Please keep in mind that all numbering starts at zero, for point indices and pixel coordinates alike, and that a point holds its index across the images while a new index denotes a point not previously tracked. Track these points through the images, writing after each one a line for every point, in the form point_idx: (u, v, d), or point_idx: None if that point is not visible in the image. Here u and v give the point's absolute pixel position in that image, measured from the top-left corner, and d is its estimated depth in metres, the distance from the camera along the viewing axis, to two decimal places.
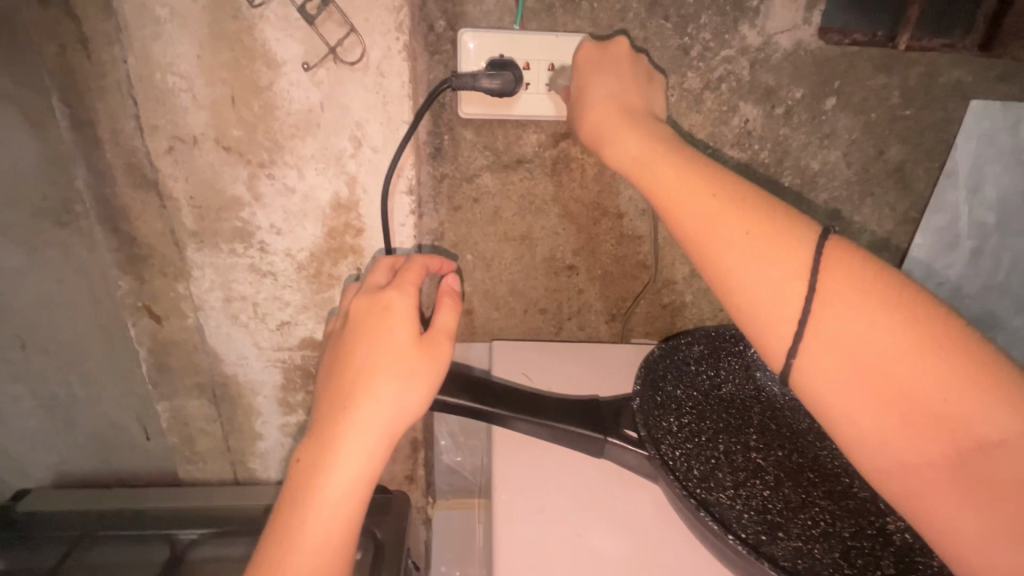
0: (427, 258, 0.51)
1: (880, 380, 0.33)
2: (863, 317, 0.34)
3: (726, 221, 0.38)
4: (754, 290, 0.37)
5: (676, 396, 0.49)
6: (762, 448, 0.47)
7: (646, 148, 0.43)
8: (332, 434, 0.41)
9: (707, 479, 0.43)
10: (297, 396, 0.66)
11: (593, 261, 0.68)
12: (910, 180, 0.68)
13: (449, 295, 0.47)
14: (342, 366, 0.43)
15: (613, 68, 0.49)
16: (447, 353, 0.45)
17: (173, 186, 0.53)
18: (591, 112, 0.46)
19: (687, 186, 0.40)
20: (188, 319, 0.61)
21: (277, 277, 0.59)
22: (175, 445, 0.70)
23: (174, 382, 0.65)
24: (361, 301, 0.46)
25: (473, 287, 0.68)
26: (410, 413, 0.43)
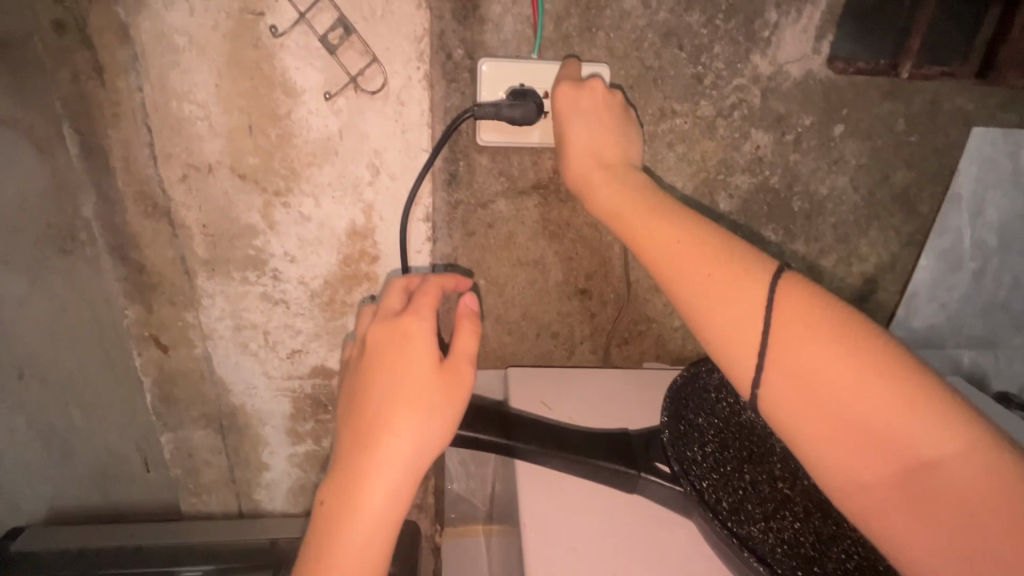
0: (443, 279, 0.49)
1: (824, 402, 0.33)
2: (809, 340, 0.34)
3: (693, 265, 0.38)
4: (721, 333, 0.36)
5: (699, 423, 0.49)
6: (789, 477, 0.46)
7: (625, 197, 0.44)
8: (356, 474, 0.39)
9: (737, 511, 0.43)
10: (307, 425, 0.65)
11: (606, 284, 0.68)
12: (914, 204, 0.69)
13: (468, 316, 0.46)
14: (361, 400, 0.42)
15: (586, 114, 0.48)
16: (468, 382, 0.44)
17: (186, 214, 0.52)
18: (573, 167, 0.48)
19: (651, 230, 0.41)
20: (196, 349, 0.59)
21: (289, 304, 0.58)
22: (177, 477, 0.68)
23: (179, 412, 0.63)
24: (378, 328, 0.45)
25: (485, 312, 0.68)
26: (433, 448, 0.41)
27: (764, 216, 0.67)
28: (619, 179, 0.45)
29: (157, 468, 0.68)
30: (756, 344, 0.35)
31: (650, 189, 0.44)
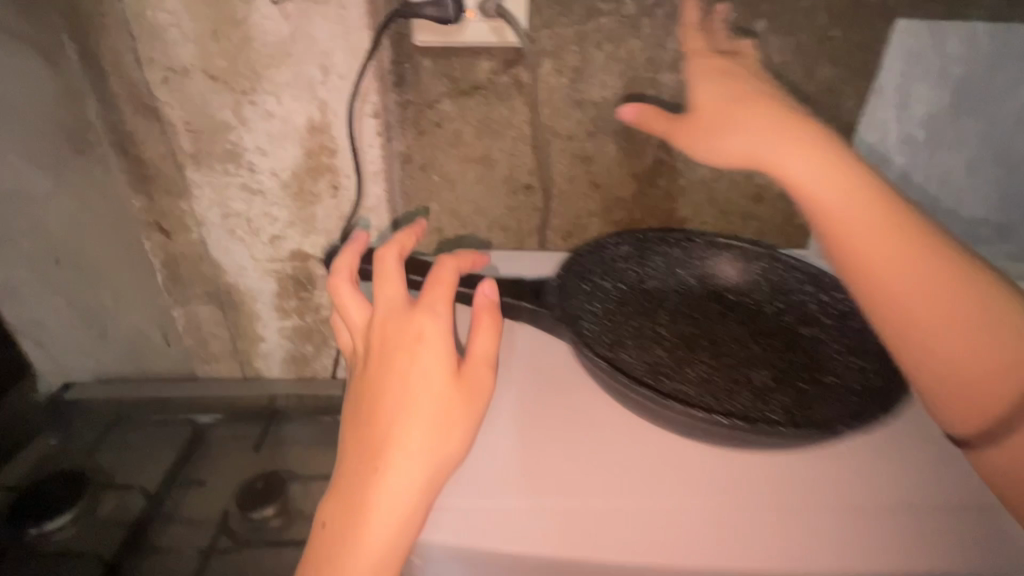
0: (458, 261, 0.51)
1: (971, 362, 0.45)
2: (981, 316, 0.46)
3: (890, 254, 0.47)
4: (897, 303, 0.47)
5: (603, 286, 0.59)
6: (669, 325, 0.56)
7: (828, 173, 0.48)
8: (365, 494, 0.41)
9: (612, 345, 0.53)
10: (292, 302, 0.77)
11: (547, 181, 0.75)
12: (840, 100, 0.73)
13: (485, 311, 0.47)
14: (371, 422, 0.43)
15: (727, 83, 0.51)
16: (483, 390, 0.45)
17: (170, 113, 0.62)
18: (683, 132, 0.51)
19: (878, 230, 0.47)
20: (193, 233, 0.71)
21: (265, 194, 0.68)
22: (190, 348, 0.82)
23: (186, 288, 0.76)
24: (390, 324, 0.46)
25: (441, 206, 0.77)
26: (447, 464, 0.43)
27: None
28: (814, 150, 0.48)
29: (174, 341, 0.81)
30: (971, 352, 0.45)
31: (844, 164, 0.48)
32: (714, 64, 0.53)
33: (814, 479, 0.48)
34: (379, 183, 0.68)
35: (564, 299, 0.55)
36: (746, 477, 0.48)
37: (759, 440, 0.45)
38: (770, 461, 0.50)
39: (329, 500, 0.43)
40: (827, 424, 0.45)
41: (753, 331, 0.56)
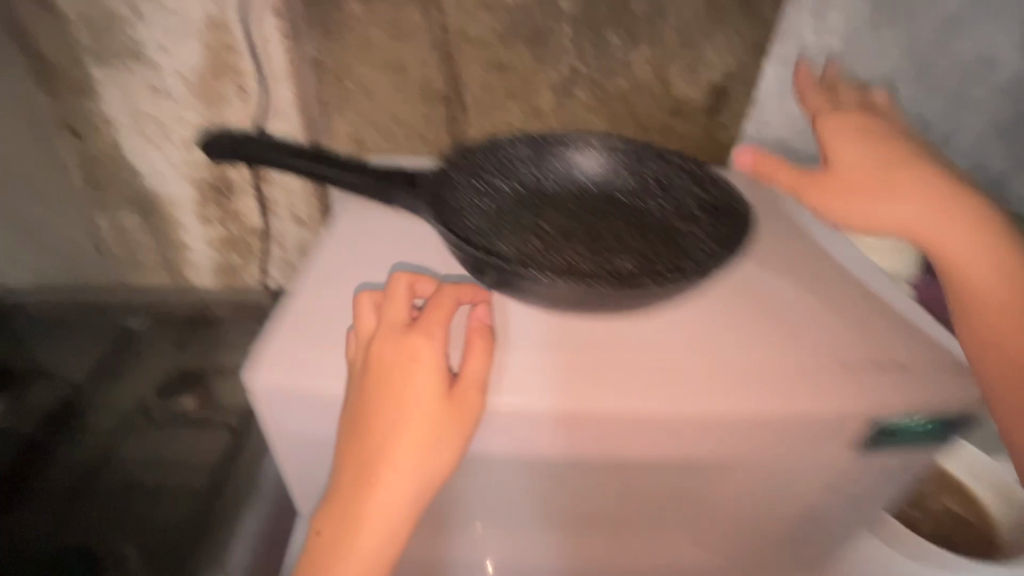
0: (461, 288, 0.47)
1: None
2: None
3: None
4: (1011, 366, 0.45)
5: (496, 184, 0.60)
6: (554, 222, 0.59)
7: (982, 238, 0.46)
8: (345, 540, 0.39)
9: (491, 236, 0.56)
10: (213, 209, 0.78)
11: (462, 89, 0.76)
12: (755, 8, 0.72)
13: (480, 333, 0.44)
14: (358, 461, 0.40)
15: (866, 142, 0.48)
16: (469, 422, 0.41)
17: (65, 5, 0.62)
18: (823, 185, 0.48)
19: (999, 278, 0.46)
20: (105, 136, 0.71)
21: (172, 96, 0.68)
22: (121, 258, 0.83)
23: (107, 195, 0.77)
24: (383, 342, 0.42)
25: (358, 115, 0.76)
26: (422, 497, 0.40)
27: (607, 19, 0.71)
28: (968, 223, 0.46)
29: (105, 251, 0.82)
30: None
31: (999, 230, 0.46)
32: (852, 120, 0.51)
33: (709, 331, 0.49)
34: (285, 87, 0.69)
35: (445, 191, 0.56)
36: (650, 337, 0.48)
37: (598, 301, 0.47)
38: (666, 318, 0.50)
39: (312, 534, 0.41)
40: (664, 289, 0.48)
41: (630, 229, 0.59)
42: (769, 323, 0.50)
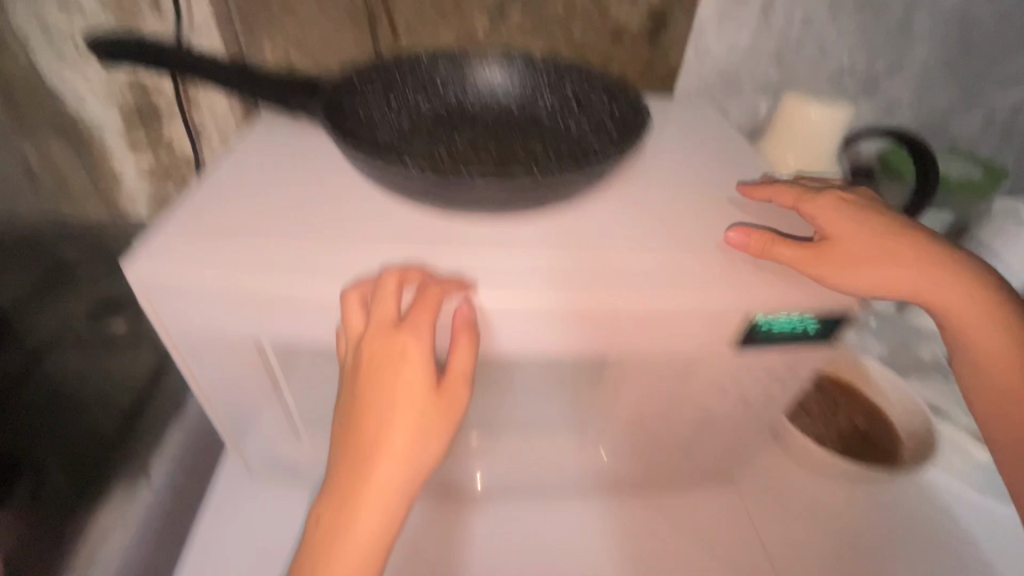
0: (437, 279, 0.44)
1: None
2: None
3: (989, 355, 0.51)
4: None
5: (412, 100, 0.60)
6: (468, 136, 0.59)
7: (958, 287, 0.49)
8: (339, 531, 0.41)
9: (398, 143, 0.55)
10: (141, 136, 0.76)
11: (392, 11, 0.73)
12: None
13: (465, 330, 0.43)
14: (357, 452, 0.41)
15: (854, 216, 0.48)
16: (457, 415, 0.43)
17: None
18: (831, 257, 0.46)
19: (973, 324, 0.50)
20: (22, 58, 0.70)
21: (84, 13, 0.66)
22: (54, 188, 0.82)
23: (32, 121, 0.75)
24: (374, 339, 0.42)
25: (285, 38, 0.73)
26: (412, 484, 0.42)
27: None
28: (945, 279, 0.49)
29: (37, 180, 0.81)
30: None
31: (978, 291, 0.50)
32: (833, 195, 0.51)
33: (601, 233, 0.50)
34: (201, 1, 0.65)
35: (349, 101, 0.56)
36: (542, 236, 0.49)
37: (485, 196, 0.48)
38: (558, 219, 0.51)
39: (310, 523, 0.42)
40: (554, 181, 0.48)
41: (549, 143, 0.58)
42: (652, 227, 0.51)
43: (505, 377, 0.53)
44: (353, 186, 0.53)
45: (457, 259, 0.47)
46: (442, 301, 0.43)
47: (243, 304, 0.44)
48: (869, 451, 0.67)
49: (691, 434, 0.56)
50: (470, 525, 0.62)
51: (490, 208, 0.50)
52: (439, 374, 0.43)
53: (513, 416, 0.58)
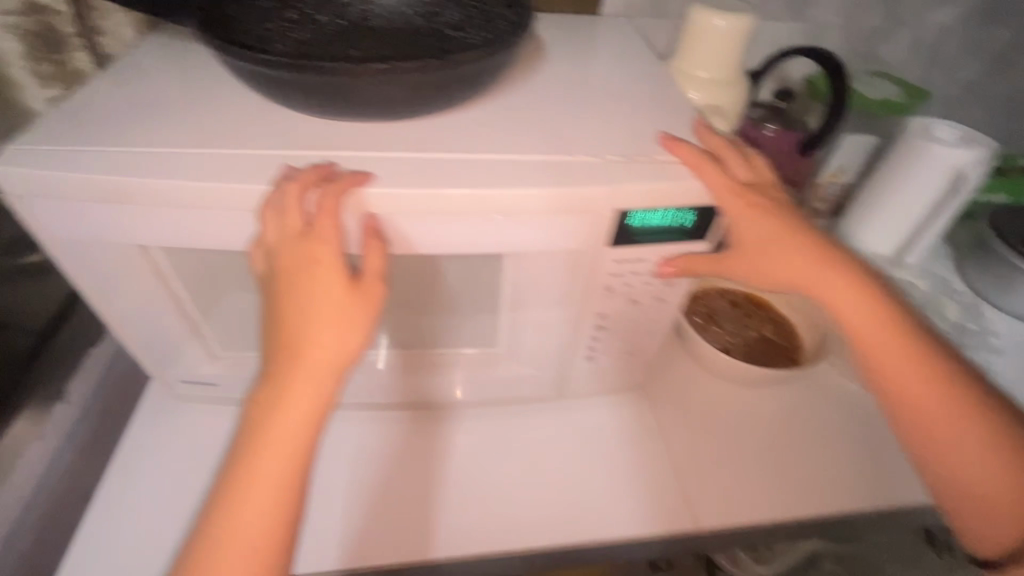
0: (337, 174, 0.43)
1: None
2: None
3: (895, 354, 0.47)
4: (969, 482, 0.45)
5: (318, 19, 0.59)
6: (368, 48, 0.57)
7: (843, 281, 0.48)
8: (266, 430, 0.39)
9: (290, 50, 0.54)
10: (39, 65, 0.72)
11: None
12: None
13: (374, 237, 0.43)
14: (280, 350, 0.41)
15: (770, 212, 0.48)
16: (375, 310, 0.43)
17: None
18: (736, 266, 0.49)
19: (857, 308, 0.48)
20: None
21: None
22: None
23: None
24: (284, 244, 0.42)
25: None
26: (341, 373, 0.41)
27: None
28: (849, 292, 0.48)
29: None
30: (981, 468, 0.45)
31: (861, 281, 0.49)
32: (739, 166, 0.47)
33: (488, 134, 0.48)
34: None
35: (247, 18, 0.56)
36: (422, 138, 0.47)
37: (345, 94, 0.45)
38: (443, 117, 0.50)
39: (240, 428, 0.41)
40: (416, 80, 0.45)
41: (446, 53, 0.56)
42: (539, 122, 0.50)
43: (431, 282, 0.56)
44: (237, 93, 0.52)
45: (349, 153, 0.45)
46: (343, 202, 0.42)
47: (130, 212, 0.45)
48: (774, 357, 0.71)
49: (592, 343, 0.58)
50: (398, 433, 0.67)
51: (359, 110, 0.47)
52: (355, 275, 0.43)
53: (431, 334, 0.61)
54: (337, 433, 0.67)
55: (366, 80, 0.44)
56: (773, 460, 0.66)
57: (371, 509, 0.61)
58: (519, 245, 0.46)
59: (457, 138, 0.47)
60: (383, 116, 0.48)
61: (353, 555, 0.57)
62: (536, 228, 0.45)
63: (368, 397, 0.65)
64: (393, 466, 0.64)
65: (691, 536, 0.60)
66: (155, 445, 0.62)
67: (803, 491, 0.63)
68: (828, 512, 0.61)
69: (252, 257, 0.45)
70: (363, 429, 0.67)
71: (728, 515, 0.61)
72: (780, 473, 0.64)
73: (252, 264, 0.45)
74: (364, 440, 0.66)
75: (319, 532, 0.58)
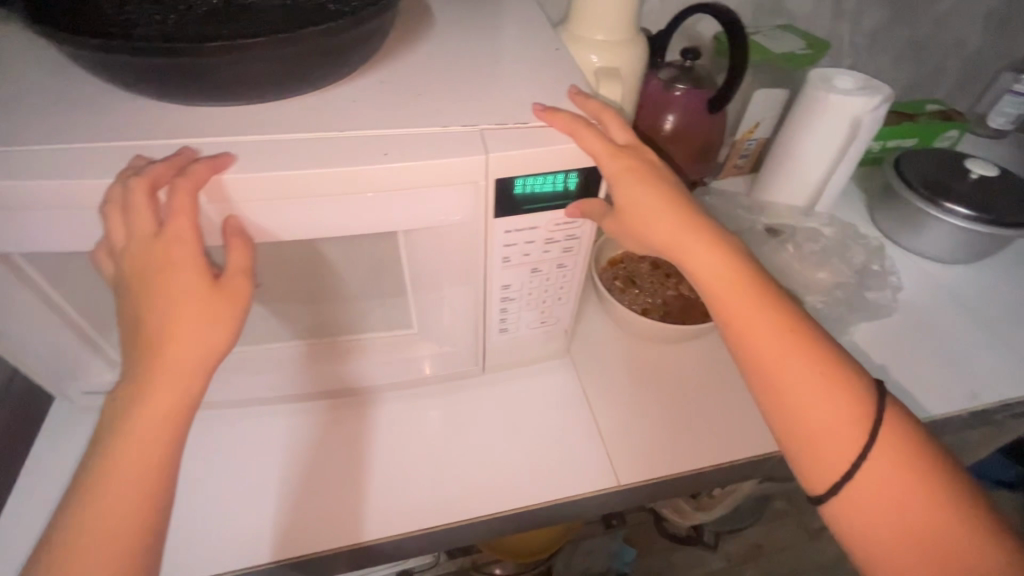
0: (187, 167, 0.41)
1: (891, 504, 0.41)
2: (903, 467, 0.42)
3: (753, 316, 0.46)
4: (812, 427, 0.44)
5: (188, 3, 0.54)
6: (235, 26, 0.51)
7: (715, 249, 0.47)
8: (128, 420, 0.40)
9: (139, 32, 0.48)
10: None
11: None
12: None
13: (235, 236, 0.43)
14: (142, 344, 0.41)
15: (644, 177, 0.47)
16: (241, 307, 0.44)
17: None
18: (619, 221, 0.50)
19: (725, 276, 0.47)
20: None
21: None
22: None
23: None
24: (138, 248, 0.41)
25: None
26: (208, 364, 0.42)
27: None
28: (715, 247, 0.48)
29: None
30: (826, 420, 0.43)
31: (731, 250, 0.48)
32: (620, 127, 0.48)
33: (360, 114, 0.46)
34: None
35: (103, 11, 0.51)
36: (294, 124, 0.45)
37: (192, 77, 0.42)
38: (317, 97, 0.48)
39: (102, 422, 0.41)
40: (271, 59, 0.42)
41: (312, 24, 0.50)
42: (416, 95, 0.48)
43: (345, 263, 0.56)
44: (95, 80, 0.48)
45: (212, 138, 0.44)
46: (198, 197, 0.41)
47: None
48: (688, 312, 0.74)
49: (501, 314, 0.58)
50: (319, 422, 0.66)
51: (214, 94, 0.44)
52: (218, 274, 0.44)
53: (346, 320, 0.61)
54: (260, 428, 0.65)
55: (212, 63, 0.41)
56: (693, 414, 0.68)
57: (295, 498, 0.60)
58: (395, 222, 0.45)
59: (332, 117, 0.46)
60: (248, 98, 0.45)
61: (274, 546, 0.57)
62: (413, 207, 0.44)
63: (281, 390, 0.63)
64: (317, 455, 0.63)
65: (612, 493, 0.62)
66: (64, 462, 0.60)
67: (703, 437, 0.66)
68: (743, 458, 0.65)
69: (101, 264, 0.44)
70: (288, 421, 0.66)
71: (649, 470, 0.63)
72: (690, 420, 0.68)
73: (106, 270, 0.44)
74: (291, 433, 0.65)
75: (241, 528, 0.57)
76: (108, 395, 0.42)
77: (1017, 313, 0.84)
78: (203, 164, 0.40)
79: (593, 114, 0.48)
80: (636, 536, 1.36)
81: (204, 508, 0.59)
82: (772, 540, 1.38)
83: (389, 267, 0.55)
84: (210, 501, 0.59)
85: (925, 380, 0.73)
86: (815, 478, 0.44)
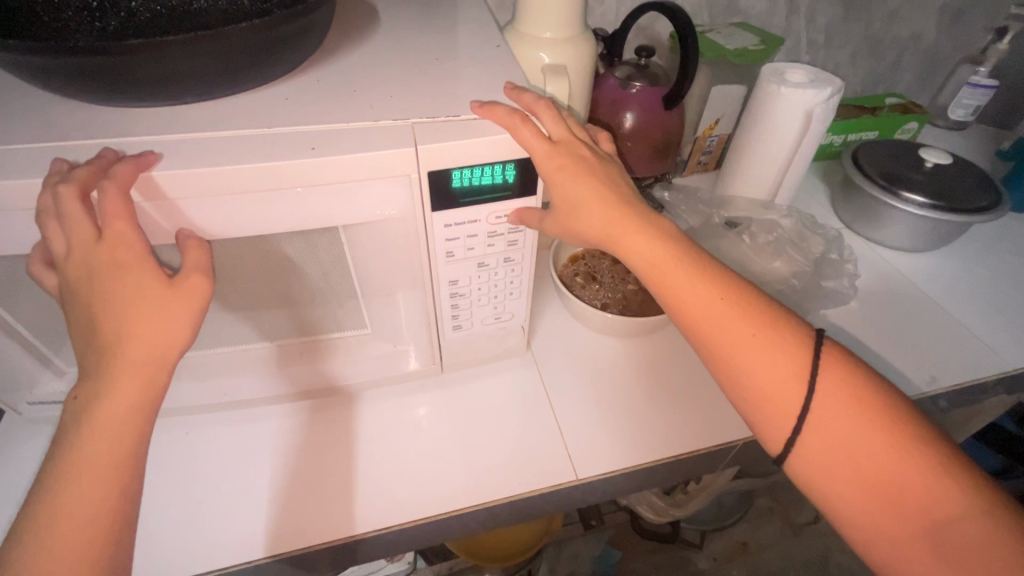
0: (117, 171, 0.40)
1: (843, 455, 0.41)
2: (849, 415, 0.42)
3: (691, 289, 0.46)
4: (757, 389, 0.44)
5: None
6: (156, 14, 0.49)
7: (648, 229, 0.48)
8: (91, 416, 0.39)
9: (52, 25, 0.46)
10: None
11: None
12: None
13: (190, 240, 0.43)
14: (99, 343, 0.40)
15: (579, 161, 0.48)
16: (200, 302, 0.43)
17: None
18: (562, 211, 0.50)
19: (662, 251, 0.48)
20: None
21: None
22: None
23: None
24: (76, 251, 0.41)
25: None
26: (172, 355, 0.42)
27: None
28: (647, 227, 0.49)
29: None
30: (769, 386, 0.44)
31: (663, 228, 0.49)
32: (557, 119, 0.48)
33: (296, 115, 0.46)
34: None
35: None
36: (227, 127, 0.45)
37: (113, 75, 0.41)
38: (251, 96, 0.48)
39: (63, 421, 0.40)
40: (198, 57, 0.41)
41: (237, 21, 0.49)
42: (349, 97, 0.48)
43: (291, 273, 0.54)
44: (29, 89, 0.48)
45: (144, 140, 0.43)
46: (129, 196, 0.41)
47: None
48: (647, 304, 0.74)
49: (455, 309, 0.58)
50: (285, 423, 0.65)
51: (144, 92, 0.44)
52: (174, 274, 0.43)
53: (295, 322, 0.59)
54: (218, 433, 0.64)
55: (133, 61, 0.40)
56: (655, 406, 0.68)
57: (279, 507, 0.58)
58: (337, 219, 0.46)
59: (268, 117, 0.46)
60: (176, 96, 0.45)
61: (253, 543, 0.55)
62: (348, 201, 0.45)
63: (251, 393, 0.62)
64: (295, 461, 0.62)
65: (581, 480, 0.61)
66: (14, 479, 0.58)
67: (666, 424, 0.66)
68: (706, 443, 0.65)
69: (42, 277, 0.43)
70: (250, 423, 0.65)
71: (610, 462, 0.62)
72: (652, 408, 0.68)
73: (47, 280, 0.43)
74: (252, 441, 0.63)
75: (211, 539, 0.55)
76: (69, 395, 0.41)
77: (975, 297, 0.85)
78: (133, 167, 0.40)
79: (527, 106, 0.48)
80: (622, 539, 1.36)
81: (161, 512, 0.57)
82: (757, 539, 1.38)
83: (337, 275, 0.55)
84: (166, 511, 0.57)
85: (886, 364, 0.74)
86: (771, 438, 0.45)
